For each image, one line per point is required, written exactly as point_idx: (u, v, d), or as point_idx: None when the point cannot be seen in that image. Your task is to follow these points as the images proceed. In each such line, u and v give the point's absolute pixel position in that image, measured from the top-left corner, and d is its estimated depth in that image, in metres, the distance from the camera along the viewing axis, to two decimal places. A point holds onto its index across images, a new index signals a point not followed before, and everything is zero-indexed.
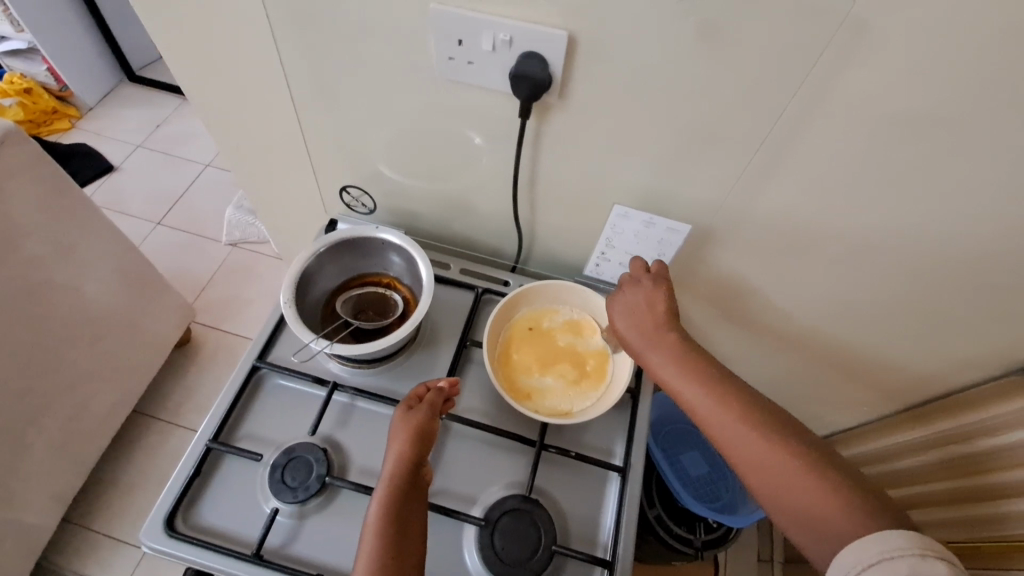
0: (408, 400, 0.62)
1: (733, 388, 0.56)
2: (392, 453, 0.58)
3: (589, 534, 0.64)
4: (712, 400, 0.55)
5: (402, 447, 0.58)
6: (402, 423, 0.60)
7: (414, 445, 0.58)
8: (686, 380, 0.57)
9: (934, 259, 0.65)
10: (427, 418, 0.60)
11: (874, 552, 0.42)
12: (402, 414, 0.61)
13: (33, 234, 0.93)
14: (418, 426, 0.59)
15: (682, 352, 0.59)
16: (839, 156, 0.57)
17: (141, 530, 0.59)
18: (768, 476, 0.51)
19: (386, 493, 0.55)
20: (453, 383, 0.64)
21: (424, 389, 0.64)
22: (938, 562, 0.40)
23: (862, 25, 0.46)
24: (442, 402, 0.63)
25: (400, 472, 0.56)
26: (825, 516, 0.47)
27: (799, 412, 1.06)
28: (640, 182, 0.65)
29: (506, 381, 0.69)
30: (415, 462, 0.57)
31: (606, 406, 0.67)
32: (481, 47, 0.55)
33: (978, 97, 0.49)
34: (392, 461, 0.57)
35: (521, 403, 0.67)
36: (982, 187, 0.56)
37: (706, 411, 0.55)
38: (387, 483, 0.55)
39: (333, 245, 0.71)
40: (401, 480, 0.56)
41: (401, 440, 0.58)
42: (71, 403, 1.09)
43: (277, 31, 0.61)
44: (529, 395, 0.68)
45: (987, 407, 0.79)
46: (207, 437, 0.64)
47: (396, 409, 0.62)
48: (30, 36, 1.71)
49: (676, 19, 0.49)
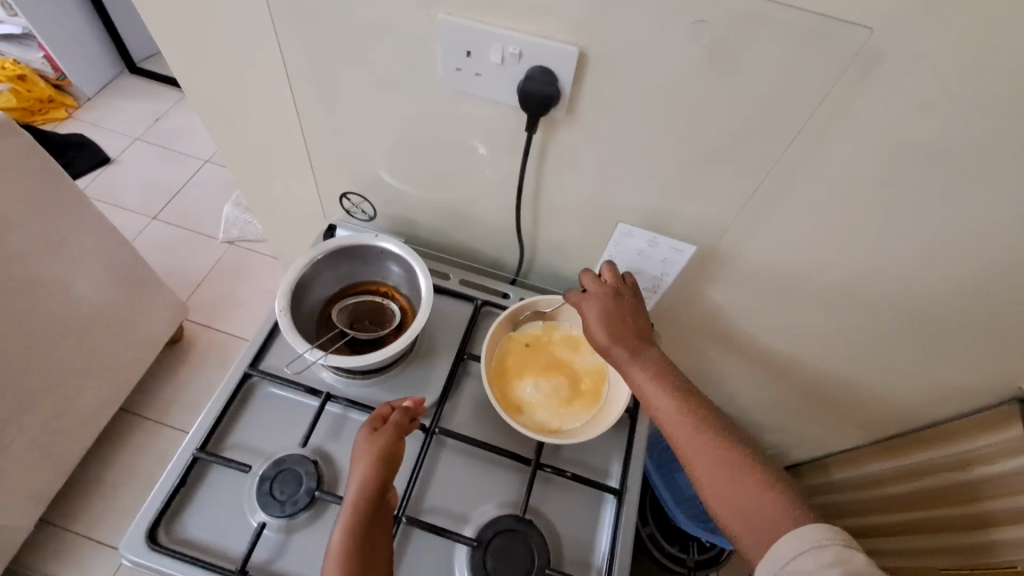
0: (371, 421, 0.60)
1: (692, 395, 0.57)
2: (356, 478, 0.56)
3: (584, 557, 0.63)
4: (674, 404, 0.56)
5: (365, 472, 0.56)
6: (366, 444, 0.57)
7: (377, 469, 0.56)
8: (652, 382, 0.58)
9: (941, 286, 0.64)
10: (393, 438, 0.58)
11: (807, 542, 0.45)
12: (366, 435, 0.59)
13: (23, 229, 0.91)
14: (382, 449, 0.57)
15: (645, 354, 0.60)
16: (849, 184, 0.56)
17: (123, 543, 0.57)
18: (719, 479, 0.52)
19: (349, 522, 0.53)
20: (418, 402, 0.63)
21: (388, 409, 0.62)
22: (850, 550, 0.44)
23: (878, 53, 0.45)
24: (407, 421, 0.61)
25: (363, 497, 0.54)
26: (764, 517, 0.49)
27: (797, 433, 1.05)
28: (645, 202, 0.64)
29: (500, 393, 0.68)
30: (379, 487, 0.55)
31: (596, 431, 0.65)
32: (489, 59, 0.54)
33: (993, 128, 0.48)
34: (356, 486, 0.55)
35: (511, 416, 0.66)
36: (997, 219, 0.55)
37: (668, 415, 0.56)
38: (350, 509, 0.54)
39: (331, 253, 0.70)
40: (365, 506, 0.54)
41: (364, 464, 0.56)
42: (55, 401, 1.06)
43: (281, 36, 0.60)
44: (520, 408, 0.67)
45: (980, 435, 0.79)
46: (194, 446, 0.62)
47: (359, 430, 0.60)
48: (27, 23, 1.69)
49: (690, 39, 0.48)
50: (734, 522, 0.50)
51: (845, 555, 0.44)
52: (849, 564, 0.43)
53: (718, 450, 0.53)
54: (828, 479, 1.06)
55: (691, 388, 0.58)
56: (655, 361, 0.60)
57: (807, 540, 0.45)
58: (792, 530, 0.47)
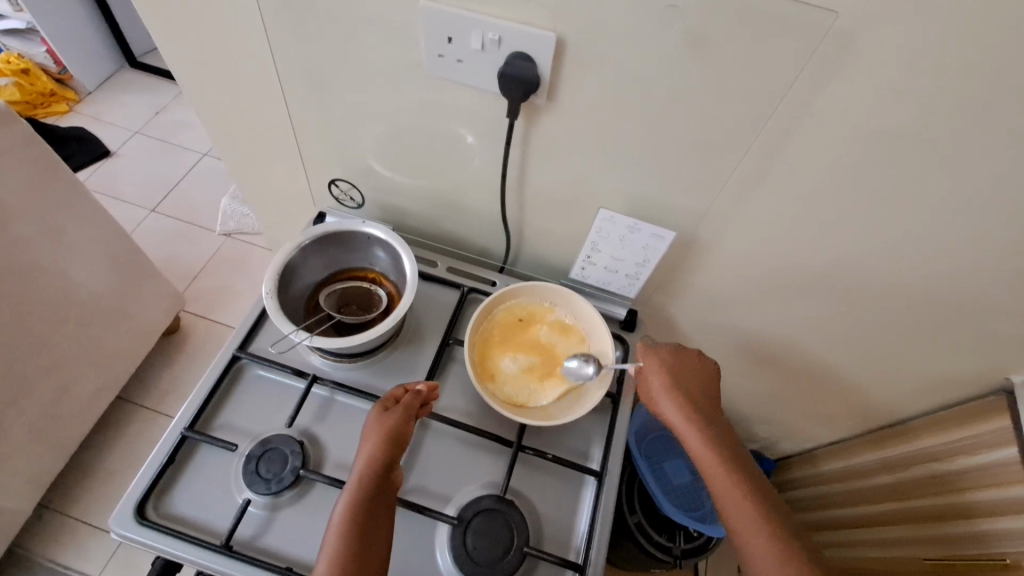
0: (384, 401, 0.62)
1: (754, 482, 0.59)
2: (364, 454, 0.57)
3: (563, 538, 0.64)
4: (730, 482, 0.58)
5: (372, 450, 0.57)
6: (374, 425, 0.59)
7: (384, 449, 0.57)
8: (712, 456, 0.60)
9: (916, 273, 0.65)
10: (401, 420, 0.60)
11: None
12: (377, 415, 0.60)
13: (21, 216, 0.93)
14: (390, 428, 0.59)
15: (706, 422, 0.62)
16: (824, 171, 0.57)
17: (111, 517, 0.58)
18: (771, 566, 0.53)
19: (354, 495, 0.54)
20: (432, 387, 0.63)
21: (401, 391, 0.63)
22: None
23: (845, 38, 0.47)
24: (418, 405, 0.62)
25: (370, 473, 0.56)
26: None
27: (784, 424, 1.06)
28: (627, 189, 0.65)
29: (479, 357, 0.69)
30: (385, 466, 0.57)
31: (552, 417, 0.66)
32: (470, 45, 0.55)
33: (962, 112, 0.49)
34: (362, 463, 0.57)
35: (482, 381, 0.67)
36: (968, 207, 0.56)
37: (722, 489, 0.58)
38: (357, 483, 0.55)
39: (319, 238, 0.71)
40: (370, 482, 0.55)
41: (373, 442, 0.58)
42: (52, 386, 1.08)
43: (269, 26, 0.61)
44: (492, 375, 0.68)
45: (970, 425, 0.80)
46: (183, 425, 0.64)
47: (372, 410, 0.62)
48: (30, 18, 1.70)
49: (663, 25, 0.49)
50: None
51: None
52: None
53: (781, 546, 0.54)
54: (817, 470, 1.09)
55: (725, 436, 0.62)
56: (715, 430, 0.62)
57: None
58: None
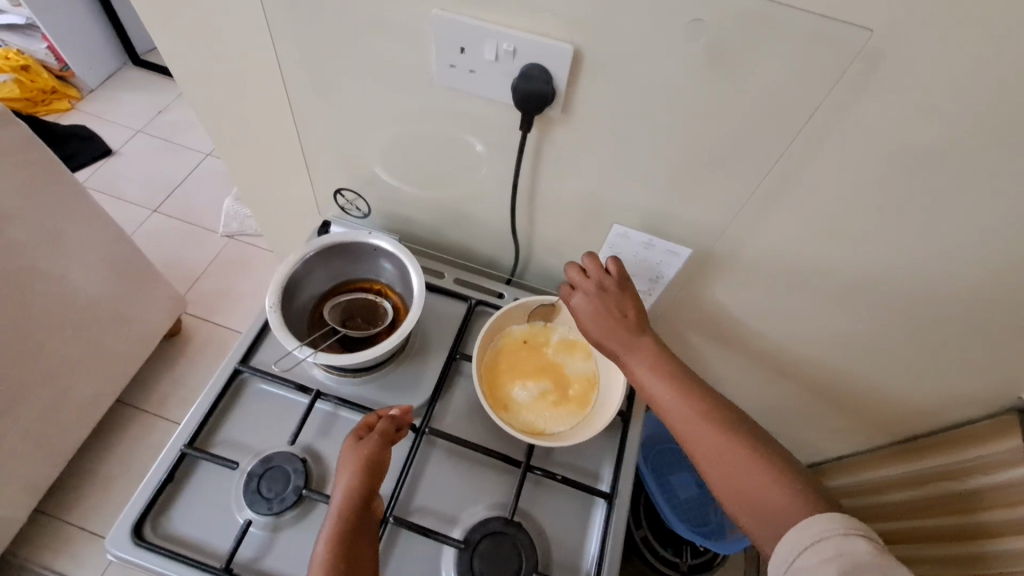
0: (357, 429, 0.59)
1: (710, 400, 0.55)
2: (340, 488, 0.55)
3: (572, 562, 0.62)
4: (684, 406, 0.55)
5: (350, 482, 0.55)
6: (351, 453, 0.57)
7: (362, 478, 0.55)
8: (660, 385, 0.57)
9: (939, 293, 0.63)
10: (378, 448, 0.57)
11: (806, 537, 0.45)
12: (351, 444, 0.58)
13: (20, 220, 0.91)
14: (367, 458, 0.56)
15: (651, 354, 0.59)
16: (848, 191, 0.55)
17: (107, 538, 0.57)
18: (740, 488, 0.50)
19: (333, 532, 0.52)
20: (405, 409, 0.62)
21: (375, 417, 0.61)
22: (859, 539, 0.43)
23: (877, 56, 0.44)
24: (394, 430, 0.60)
25: (349, 506, 0.54)
26: (782, 520, 0.48)
27: (795, 439, 1.04)
28: (641, 204, 0.64)
29: (490, 385, 0.67)
30: (365, 496, 0.55)
31: (571, 439, 0.64)
32: (483, 56, 0.53)
33: (998, 133, 0.47)
34: (340, 497, 0.54)
35: (497, 412, 0.65)
36: (1001, 230, 0.54)
37: (676, 416, 0.55)
38: (335, 518, 0.53)
39: (323, 250, 0.69)
40: (351, 515, 0.54)
41: (349, 473, 0.56)
42: (51, 391, 1.06)
43: (275, 32, 0.59)
44: (506, 406, 0.66)
45: (983, 444, 0.77)
46: (182, 442, 0.62)
47: (346, 439, 0.60)
48: (31, 14, 1.68)
49: (685, 39, 0.47)
50: (753, 529, 0.49)
51: (847, 539, 0.43)
52: (851, 556, 0.42)
53: (741, 461, 0.51)
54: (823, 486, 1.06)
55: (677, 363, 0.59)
56: (665, 357, 0.59)
57: (809, 533, 0.45)
58: (794, 514, 0.47)
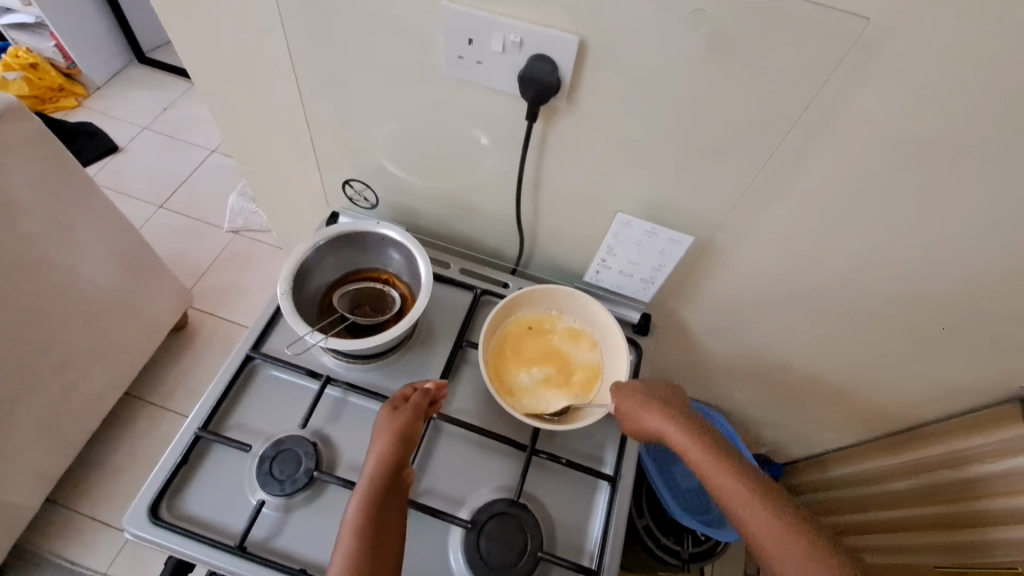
0: (392, 401, 0.62)
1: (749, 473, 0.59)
2: (375, 452, 0.57)
3: (575, 543, 0.63)
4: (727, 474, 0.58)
5: (384, 447, 0.57)
6: (385, 422, 0.59)
7: (394, 447, 0.57)
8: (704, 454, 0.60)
9: (935, 281, 0.64)
10: (411, 418, 0.60)
11: None
12: (386, 413, 0.60)
13: (33, 212, 0.93)
14: (401, 426, 0.59)
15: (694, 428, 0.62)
16: (845, 179, 0.57)
17: (124, 517, 0.58)
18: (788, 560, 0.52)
19: (366, 491, 0.54)
20: (440, 386, 0.64)
21: (410, 390, 0.63)
22: None
23: (873, 44, 0.46)
24: (427, 404, 0.62)
25: (381, 470, 0.56)
26: None
27: (795, 430, 1.06)
28: (644, 194, 0.65)
29: (495, 370, 0.69)
30: (397, 462, 0.57)
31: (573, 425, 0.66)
32: (490, 47, 0.54)
33: (991, 121, 0.48)
34: (373, 461, 0.56)
35: (501, 396, 0.67)
36: (996, 217, 0.55)
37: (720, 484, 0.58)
38: (368, 480, 0.55)
39: (333, 239, 0.71)
40: (382, 478, 0.55)
41: (384, 439, 0.58)
42: (62, 382, 1.08)
43: (287, 25, 0.61)
44: (511, 390, 0.68)
45: (980, 434, 0.79)
46: (197, 425, 0.64)
47: (381, 410, 0.62)
48: (40, 12, 1.70)
49: (688, 30, 0.48)
50: None
51: None
52: None
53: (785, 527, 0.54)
54: (824, 475, 1.08)
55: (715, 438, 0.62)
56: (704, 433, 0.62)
57: None
58: None
